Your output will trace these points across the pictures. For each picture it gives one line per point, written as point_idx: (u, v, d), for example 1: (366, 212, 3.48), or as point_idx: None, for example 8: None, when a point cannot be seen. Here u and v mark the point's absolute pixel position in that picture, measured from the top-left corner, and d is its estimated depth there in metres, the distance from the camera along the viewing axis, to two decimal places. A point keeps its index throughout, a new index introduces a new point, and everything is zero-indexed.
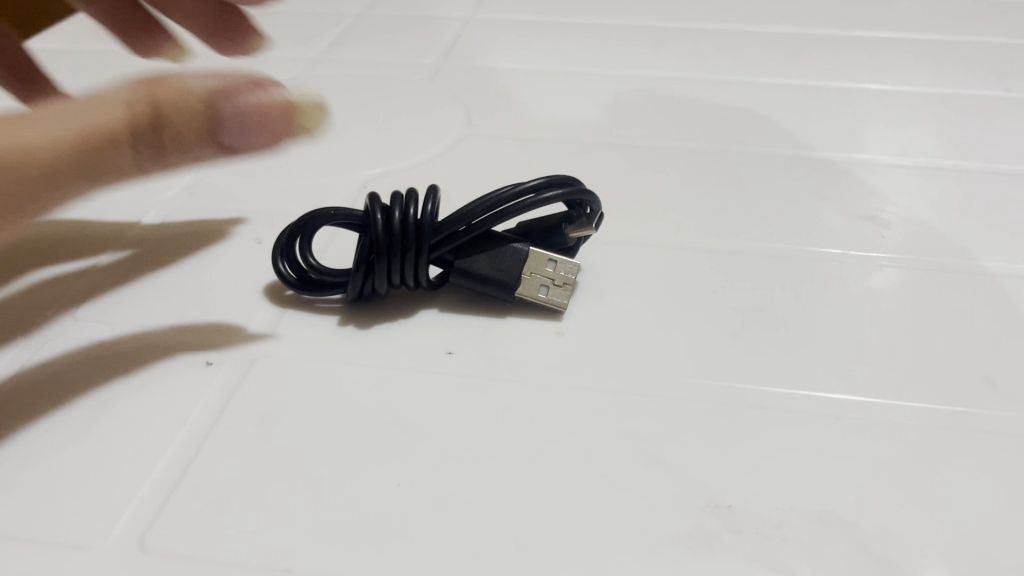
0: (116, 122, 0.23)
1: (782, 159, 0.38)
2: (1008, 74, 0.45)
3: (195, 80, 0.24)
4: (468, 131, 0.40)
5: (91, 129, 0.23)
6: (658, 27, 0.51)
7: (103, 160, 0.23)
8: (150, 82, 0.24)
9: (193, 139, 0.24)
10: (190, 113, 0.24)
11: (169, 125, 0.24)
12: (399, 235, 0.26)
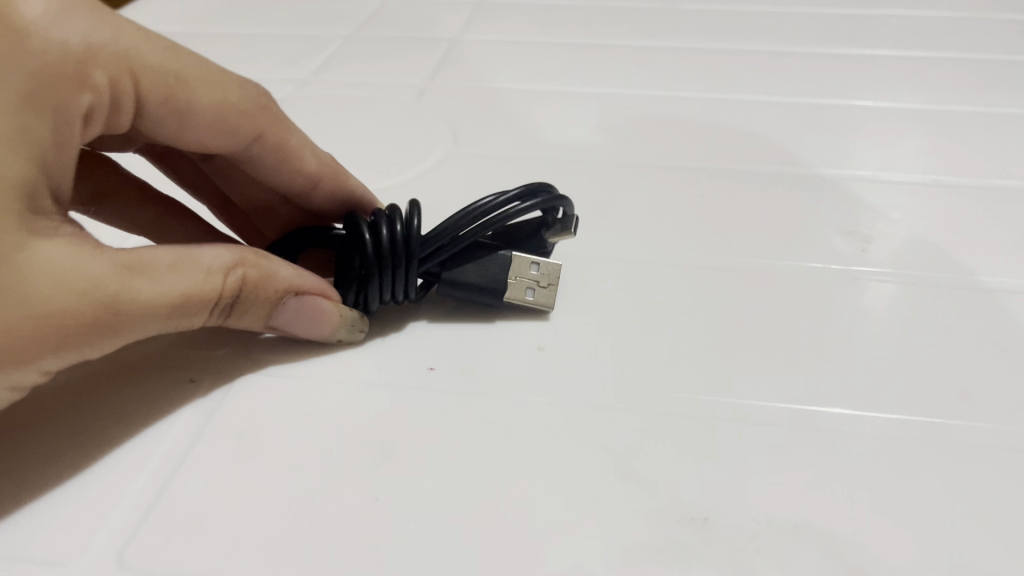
0: (206, 300, 0.25)
1: (764, 175, 0.39)
2: (990, 91, 0.45)
3: (286, 272, 0.27)
4: (454, 150, 0.40)
5: (185, 301, 0.24)
6: (644, 47, 0.52)
7: (180, 322, 0.25)
8: (254, 260, 0.26)
9: (255, 317, 0.27)
10: (264, 298, 0.26)
11: (241, 303, 0.26)
12: (388, 253, 0.27)
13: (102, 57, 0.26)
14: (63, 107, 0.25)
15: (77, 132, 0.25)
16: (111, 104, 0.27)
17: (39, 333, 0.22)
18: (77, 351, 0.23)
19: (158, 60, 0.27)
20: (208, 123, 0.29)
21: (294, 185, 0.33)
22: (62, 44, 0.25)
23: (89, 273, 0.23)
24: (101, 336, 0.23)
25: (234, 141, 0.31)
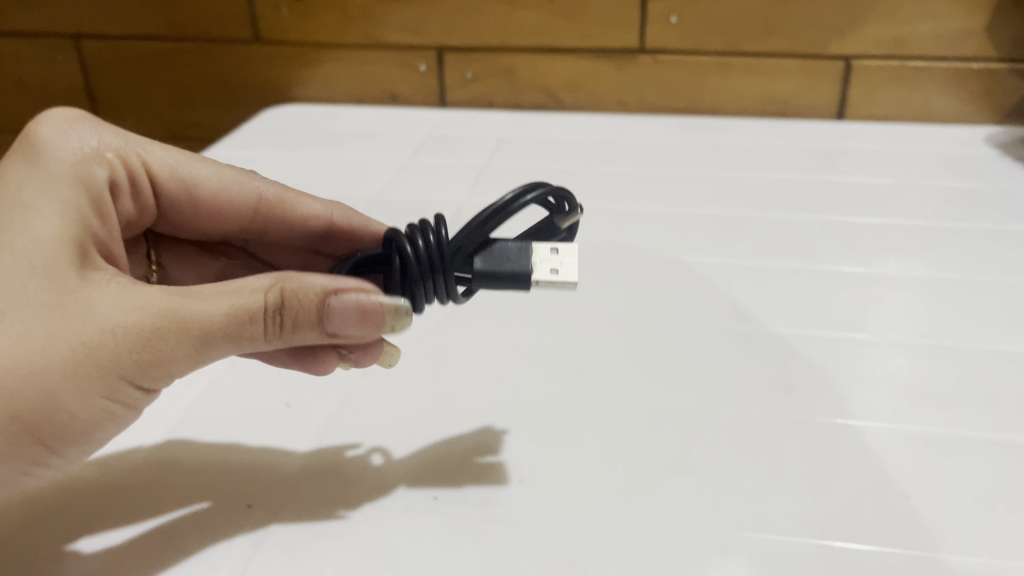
0: (254, 312, 0.33)
1: (713, 328, 0.47)
2: (908, 255, 0.54)
3: (322, 280, 0.34)
4: (458, 309, 0.49)
5: (235, 312, 0.33)
6: (622, 212, 0.61)
7: (240, 332, 0.33)
8: (293, 277, 0.34)
9: (311, 323, 0.34)
10: (309, 305, 0.33)
11: (291, 314, 0.33)
12: (429, 258, 0.34)
13: (105, 155, 0.40)
14: (90, 179, 0.38)
15: (109, 199, 0.39)
16: (130, 184, 0.42)
17: (114, 346, 0.32)
18: (152, 357, 0.33)
19: (155, 155, 0.43)
20: (214, 191, 0.45)
21: (308, 228, 0.47)
22: (77, 149, 0.39)
23: (149, 301, 0.33)
24: (168, 342, 0.33)
25: (243, 201, 0.45)
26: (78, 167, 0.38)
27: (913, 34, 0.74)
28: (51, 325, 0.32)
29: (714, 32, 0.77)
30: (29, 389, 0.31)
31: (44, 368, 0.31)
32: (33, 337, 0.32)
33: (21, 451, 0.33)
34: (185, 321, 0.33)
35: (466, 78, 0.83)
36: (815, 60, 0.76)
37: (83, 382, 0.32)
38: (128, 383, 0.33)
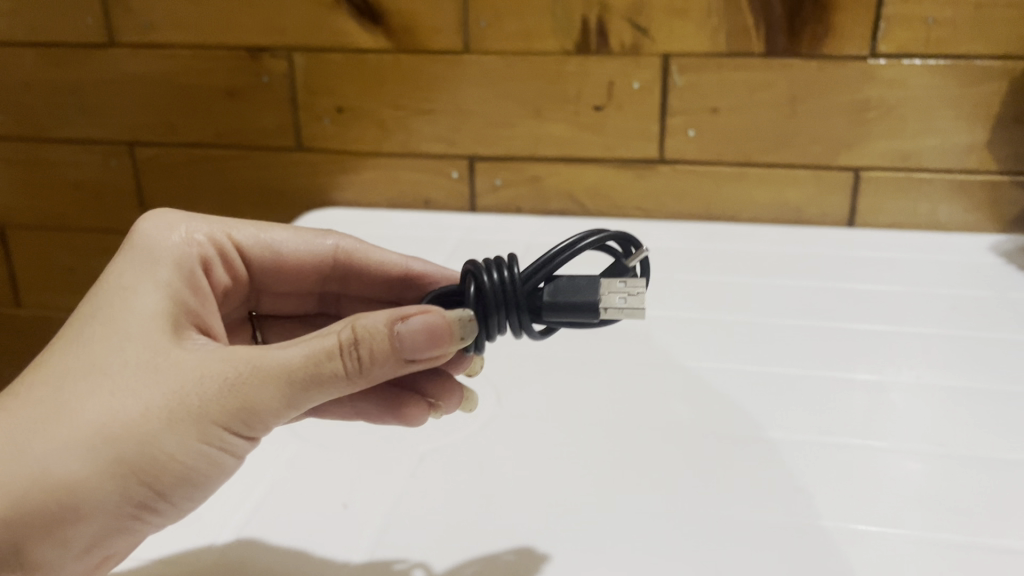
0: (332, 351, 0.38)
1: (737, 432, 0.50)
2: (919, 361, 0.57)
3: (388, 313, 0.39)
4: (498, 412, 0.53)
5: (313, 354, 0.38)
6: (647, 317, 0.65)
7: (319, 369, 0.38)
8: (364, 316, 0.39)
9: (386, 352, 0.38)
10: (380, 337, 0.38)
11: (365, 348, 0.38)
12: (502, 286, 0.38)
13: (200, 237, 0.49)
14: (189, 251, 0.48)
15: (200, 273, 0.47)
16: (221, 254, 0.51)
17: (203, 389, 0.39)
18: (239, 399, 0.39)
19: (243, 231, 0.52)
20: (297, 251, 0.54)
21: (374, 274, 0.56)
22: (187, 237, 0.48)
23: (236, 355, 0.39)
24: (252, 384, 0.39)
25: (322, 255, 0.55)
26: (181, 244, 0.48)
27: (918, 148, 0.79)
28: (150, 381, 0.39)
29: (731, 144, 0.82)
30: (133, 434, 0.38)
31: (144, 415, 0.38)
32: (134, 394, 0.39)
33: (129, 492, 0.39)
34: (269, 368, 0.38)
35: (495, 185, 0.88)
36: (825, 170, 0.81)
37: (179, 426, 0.39)
38: (224, 427, 0.39)
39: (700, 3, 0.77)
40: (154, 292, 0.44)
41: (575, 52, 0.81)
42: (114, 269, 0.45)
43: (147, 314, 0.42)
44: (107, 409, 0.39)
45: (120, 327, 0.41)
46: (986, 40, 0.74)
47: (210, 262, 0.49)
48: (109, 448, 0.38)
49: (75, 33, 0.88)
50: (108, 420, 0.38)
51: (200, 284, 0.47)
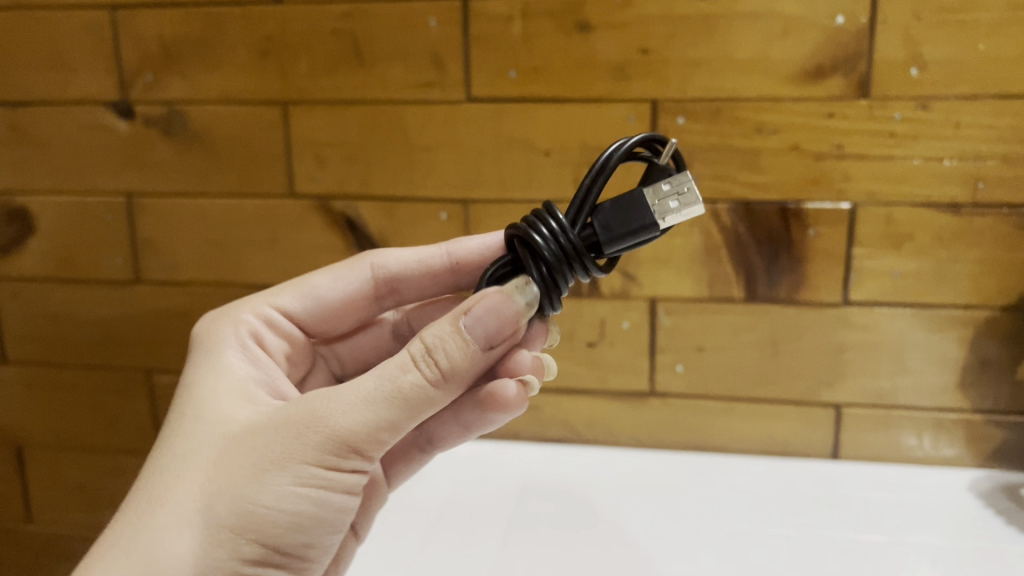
0: (407, 364, 0.47)
1: None
2: None
3: (450, 317, 0.48)
4: None
5: (388, 368, 0.48)
6: None
7: (394, 380, 0.47)
8: (432, 327, 0.48)
9: (458, 344, 0.47)
10: (449, 333, 0.47)
11: (439, 353, 0.47)
12: (556, 244, 0.45)
13: (244, 320, 0.62)
14: (241, 342, 0.60)
15: (252, 346, 0.60)
16: (269, 322, 0.63)
17: (283, 438, 0.48)
18: (320, 438, 0.48)
19: (286, 296, 0.65)
20: (337, 292, 0.65)
21: (415, 272, 0.65)
22: (237, 321, 0.62)
23: (311, 398, 0.49)
24: (328, 417, 0.48)
25: (365, 282, 0.65)
26: (231, 339, 0.60)
27: (893, 387, 0.83)
28: (243, 447, 0.49)
29: (716, 380, 0.86)
30: (239, 494, 0.48)
31: (245, 475, 0.48)
32: (232, 464, 0.49)
33: (244, 549, 0.48)
34: (345, 403, 0.48)
35: None
36: (808, 406, 0.85)
37: (277, 476, 0.48)
38: (315, 465, 0.48)
39: (683, 254, 0.83)
40: (235, 382, 0.56)
41: (568, 294, 0.87)
42: (188, 378, 0.57)
43: (229, 398, 0.54)
44: (204, 487, 0.48)
45: (210, 411, 0.53)
46: (950, 292, 0.80)
47: (262, 336, 0.62)
48: (221, 513, 0.48)
49: (105, 270, 0.95)
50: (213, 493, 0.48)
51: (260, 359, 0.60)
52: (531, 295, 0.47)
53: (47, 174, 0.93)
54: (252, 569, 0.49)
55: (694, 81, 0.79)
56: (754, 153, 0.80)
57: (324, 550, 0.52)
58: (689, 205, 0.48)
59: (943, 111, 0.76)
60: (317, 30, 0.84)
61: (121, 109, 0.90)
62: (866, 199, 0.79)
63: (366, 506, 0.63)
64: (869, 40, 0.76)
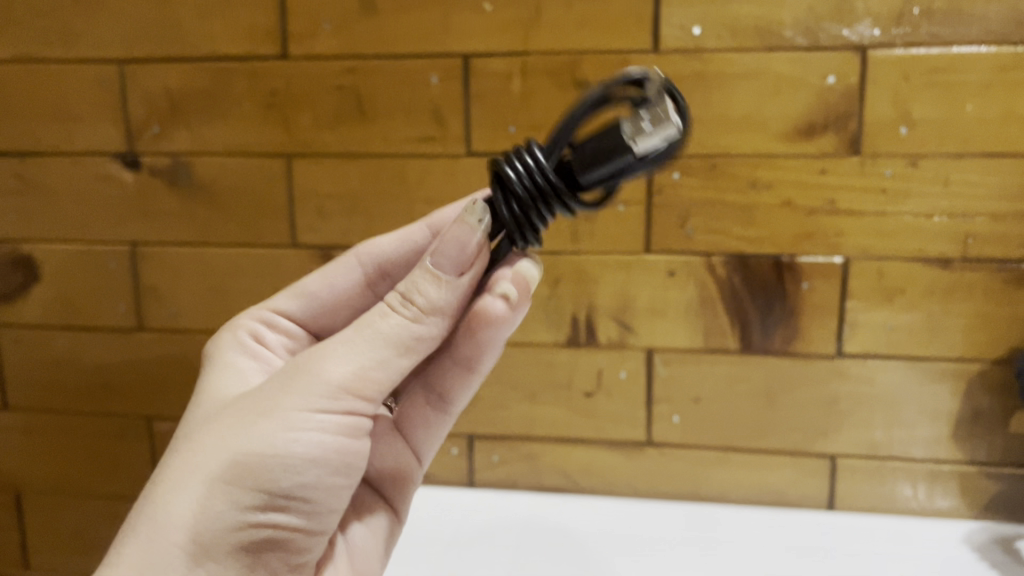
0: (386, 309, 0.51)
1: None
2: None
3: (421, 263, 0.50)
4: None
5: (369, 316, 0.51)
6: None
7: (375, 322, 0.51)
8: (408, 276, 0.51)
9: (428, 280, 0.50)
10: (424, 274, 0.50)
11: (411, 292, 0.50)
12: (523, 178, 0.44)
13: (244, 321, 0.66)
14: (241, 337, 0.65)
15: (250, 340, 0.65)
16: (270, 324, 0.67)
17: (276, 390, 0.51)
18: (308, 383, 0.50)
19: (283, 296, 0.68)
20: (331, 287, 0.67)
21: (402, 257, 0.66)
22: (237, 322, 0.66)
23: (300, 356, 0.52)
24: (313, 363, 0.51)
25: (356, 273, 0.67)
26: (233, 337, 0.65)
27: (887, 439, 0.84)
28: (239, 407, 0.52)
29: (712, 430, 0.87)
30: (230, 445, 0.49)
31: (238, 427, 0.50)
32: (228, 419, 0.51)
33: (243, 494, 0.49)
34: (331, 351, 0.51)
35: (493, 460, 0.92)
36: (803, 456, 0.86)
37: (268, 424, 0.50)
38: (307, 410, 0.50)
39: (679, 305, 0.85)
40: (234, 371, 0.61)
41: (566, 344, 0.87)
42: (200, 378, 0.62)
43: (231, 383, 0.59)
44: (200, 441, 0.51)
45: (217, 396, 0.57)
46: (942, 345, 0.81)
47: (264, 334, 0.66)
48: (215, 460, 0.49)
49: (108, 317, 0.96)
50: (208, 445, 0.50)
51: (260, 354, 0.64)
52: (480, 212, 0.49)
53: (52, 223, 0.95)
54: (251, 515, 0.49)
55: (689, 137, 0.81)
56: (748, 207, 0.81)
57: (331, 502, 0.53)
58: (665, 137, 0.43)
59: (932, 168, 0.78)
60: (321, 85, 0.86)
61: (127, 159, 0.92)
62: (859, 253, 0.81)
63: (398, 475, 0.65)
64: (859, 100, 0.78)
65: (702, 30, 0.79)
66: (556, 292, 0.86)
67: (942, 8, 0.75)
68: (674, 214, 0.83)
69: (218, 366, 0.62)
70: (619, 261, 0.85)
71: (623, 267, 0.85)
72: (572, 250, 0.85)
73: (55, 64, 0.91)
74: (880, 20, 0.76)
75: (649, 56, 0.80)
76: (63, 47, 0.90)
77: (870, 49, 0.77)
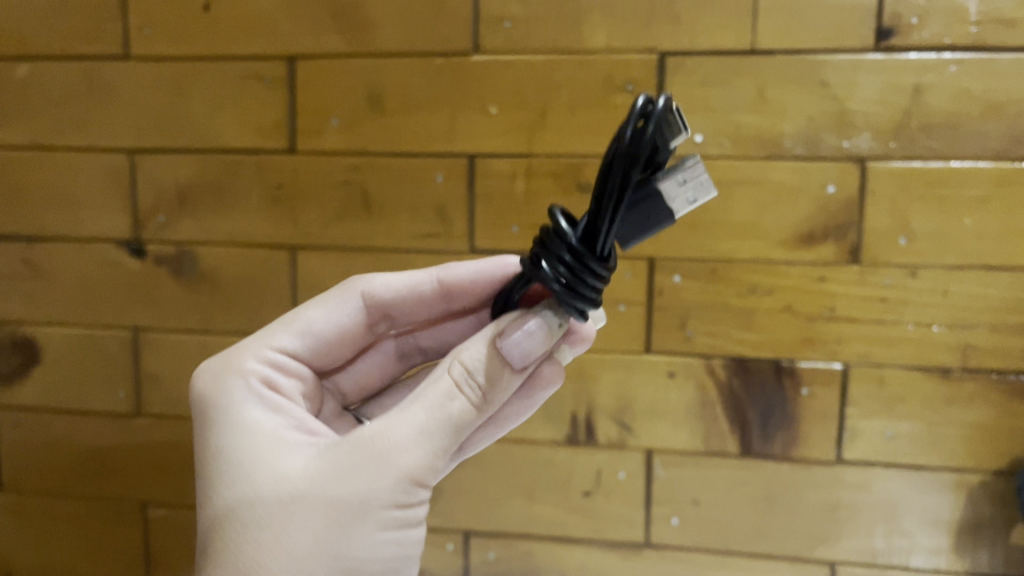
0: (452, 392, 0.52)
1: None
2: None
3: (482, 342, 0.52)
4: None
5: (428, 395, 0.52)
6: None
7: (442, 406, 0.51)
8: (466, 351, 0.52)
9: (493, 364, 0.52)
10: (487, 357, 0.52)
11: (477, 377, 0.52)
12: (580, 280, 0.44)
13: (249, 369, 0.60)
14: (256, 392, 0.59)
15: (266, 392, 0.59)
16: (275, 367, 0.62)
17: (351, 485, 0.50)
18: (388, 478, 0.50)
19: (285, 337, 0.64)
20: (332, 325, 0.65)
21: (408, 297, 0.67)
22: (242, 370, 0.60)
23: (363, 441, 0.51)
24: (387, 455, 0.50)
25: (356, 310, 0.66)
26: (245, 393, 0.58)
27: (887, 547, 0.83)
28: (314, 500, 0.50)
29: (711, 533, 0.86)
30: (329, 551, 0.49)
31: (330, 533, 0.50)
32: (308, 523, 0.50)
33: None
34: (406, 441, 0.51)
35: (489, 557, 0.91)
36: (803, 563, 0.85)
37: (361, 527, 0.50)
38: (393, 505, 0.51)
39: (679, 406, 0.85)
40: (266, 433, 0.55)
41: (565, 442, 0.87)
42: (222, 442, 0.55)
43: (270, 449, 0.54)
44: (283, 549, 0.49)
45: (260, 468, 0.53)
46: (941, 454, 0.81)
47: (275, 382, 0.61)
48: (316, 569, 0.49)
49: (108, 402, 0.96)
50: (301, 555, 0.49)
51: (282, 406, 0.59)
52: (553, 318, 0.51)
53: (57, 307, 0.95)
54: None
55: (690, 241, 0.82)
56: (749, 312, 0.82)
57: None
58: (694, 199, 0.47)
59: (931, 279, 0.79)
60: (328, 179, 0.87)
61: (133, 247, 0.92)
62: (858, 360, 0.81)
63: None
64: (858, 210, 0.79)
65: (704, 137, 0.80)
66: (556, 391, 0.86)
67: (940, 124, 0.76)
68: (675, 316, 0.83)
69: (241, 427, 0.56)
70: (619, 361, 0.85)
71: (624, 367, 0.85)
72: None
73: (67, 152, 0.92)
74: (878, 133, 0.77)
75: None
76: (75, 136, 0.92)
77: (869, 161, 0.78)
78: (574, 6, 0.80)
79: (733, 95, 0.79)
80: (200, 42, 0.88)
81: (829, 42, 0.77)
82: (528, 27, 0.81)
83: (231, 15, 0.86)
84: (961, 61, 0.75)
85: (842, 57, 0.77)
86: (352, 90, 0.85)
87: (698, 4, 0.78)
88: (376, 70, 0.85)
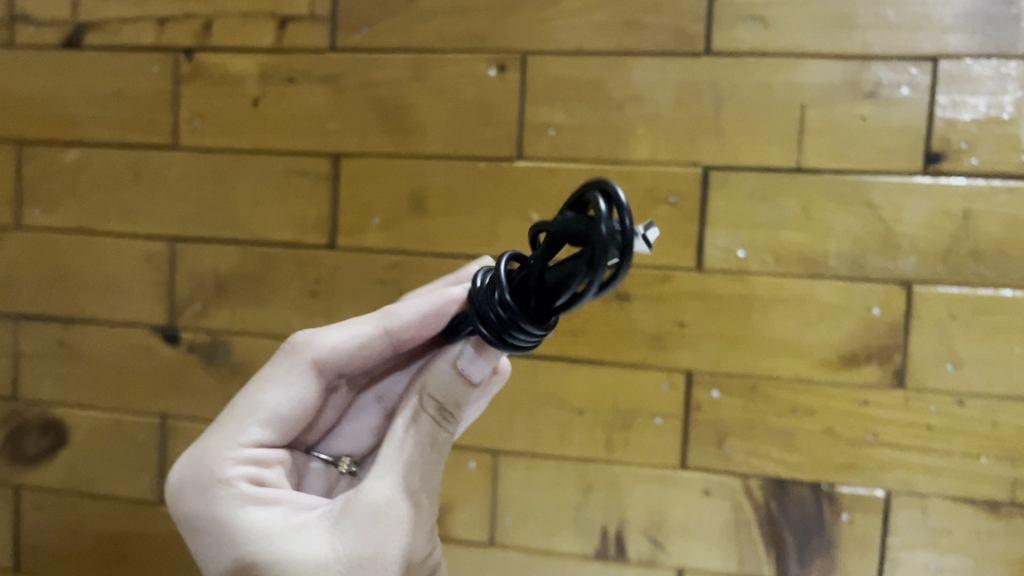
0: (432, 431, 0.55)
1: None
2: None
3: (440, 370, 0.54)
4: None
5: (404, 438, 0.55)
6: None
7: (424, 446, 0.55)
8: (426, 383, 0.55)
9: (460, 390, 0.54)
10: (446, 382, 0.54)
11: (447, 406, 0.55)
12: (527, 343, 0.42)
13: (234, 476, 0.54)
14: (247, 495, 0.54)
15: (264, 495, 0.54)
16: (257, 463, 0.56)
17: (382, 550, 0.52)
18: (406, 531, 0.53)
19: (250, 433, 0.56)
20: (295, 403, 0.57)
21: (363, 352, 0.60)
22: (227, 478, 0.54)
23: (370, 503, 0.53)
24: (398, 511, 0.53)
25: (312, 378, 0.58)
26: (237, 501, 0.53)
27: None
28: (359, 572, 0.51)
29: None
30: None
31: None
32: None
33: None
34: (411, 493, 0.54)
35: None
36: None
37: None
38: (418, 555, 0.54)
39: (713, 525, 0.82)
40: (283, 528, 0.52)
41: (594, 556, 0.85)
42: (237, 553, 0.51)
43: (294, 540, 0.51)
44: None
45: (294, 563, 0.50)
46: None
47: (264, 477, 0.55)
48: None
49: (132, 490, 0.95)
50: None
51: (280, 496, 0.54)
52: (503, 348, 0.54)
53: (88, 391, 0.95)
54: None
55: (730, 357, 0.80)
56: (789, 432, 0.80)
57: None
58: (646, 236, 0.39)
59: (979, 408, 0.76)
60: (365, 277, 0.87)
61: (167, 333, 0.92)
62: (902, 487, 0.78)
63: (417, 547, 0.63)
64: (904, 333, 0.77)
65: (746, 252, 0.79)
66: (587, 501, 0.84)
67: (989, 251, 0.75)
68: (712, 432, 0.81)
69: (255, 535, 0.52)
70: (653, 475, 0.83)
71: (657, 481, 0.83)
72: (606, 460, 0.83)
73: (108, 237, 0.93)
74: (925, 257, 0.76)
75: (692, 273, 0.80)
76: (118, 221, 0.93)
77: (916, 284, 0.77)
78: (620, 117, 0.81)
79: (777, 212, 0.78)
80: (247, 136, 0.89)
81: (876, 163, 0.76)
82: (573, 136, 0.82)
83: (280, 111, 0.88)
84: (1011, 189, 0.74)
85: (889, 179, 0.76)
86: (395, 189, 0.86)
87: (744, 120, 0.78)
88: (419, 170, 0.85)
